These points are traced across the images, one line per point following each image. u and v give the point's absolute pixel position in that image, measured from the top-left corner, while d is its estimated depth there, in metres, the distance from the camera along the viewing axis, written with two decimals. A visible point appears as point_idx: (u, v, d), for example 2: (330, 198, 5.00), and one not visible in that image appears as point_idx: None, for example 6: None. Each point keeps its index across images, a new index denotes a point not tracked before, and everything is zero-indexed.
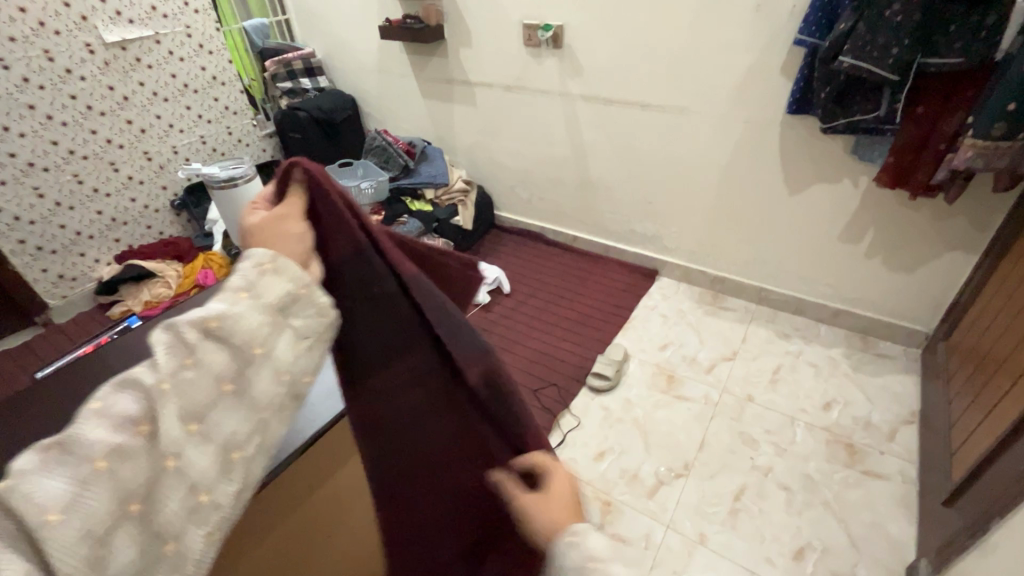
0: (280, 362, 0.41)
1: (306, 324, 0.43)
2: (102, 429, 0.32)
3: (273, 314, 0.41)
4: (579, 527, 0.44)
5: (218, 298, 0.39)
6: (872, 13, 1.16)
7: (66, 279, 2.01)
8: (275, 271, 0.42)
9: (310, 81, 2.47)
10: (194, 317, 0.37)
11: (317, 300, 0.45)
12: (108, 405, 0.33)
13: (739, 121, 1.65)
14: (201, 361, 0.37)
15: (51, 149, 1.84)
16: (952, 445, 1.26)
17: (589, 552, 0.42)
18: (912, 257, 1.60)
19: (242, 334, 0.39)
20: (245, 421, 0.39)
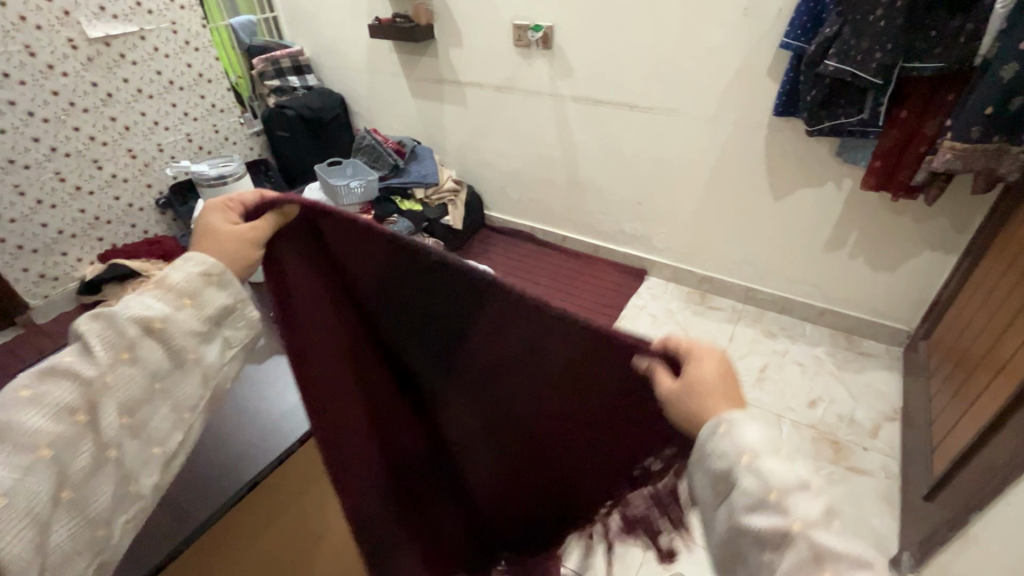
0: (207, 367, 0.51)
1: (234, 336, 0.54)
2: (43, 421, 0.42)
3: (204, 325, 0.51)
4: (732, 418, 0.43)
5: (160, 302, 0.48)
6: (856, 18, 1.18)
7: (47, 279, 1.97)
8: (219, 284, 0.52)
9: (298, 79, 2.46)
10: (139, 321, 0.47)
11: (248, 314, 0.55)
12: (43, 391, 0.43)
13: (727, 123, 1.67)
14: (137, 359, 0.46)
15: (32, 145, 1.80)
16: (932, 441, 1.29)
17: (739, 445, 0.42)
18: (892, 257, 1.63)
19: (179, 340, 0.49)
20: (168, 418, 0.49)
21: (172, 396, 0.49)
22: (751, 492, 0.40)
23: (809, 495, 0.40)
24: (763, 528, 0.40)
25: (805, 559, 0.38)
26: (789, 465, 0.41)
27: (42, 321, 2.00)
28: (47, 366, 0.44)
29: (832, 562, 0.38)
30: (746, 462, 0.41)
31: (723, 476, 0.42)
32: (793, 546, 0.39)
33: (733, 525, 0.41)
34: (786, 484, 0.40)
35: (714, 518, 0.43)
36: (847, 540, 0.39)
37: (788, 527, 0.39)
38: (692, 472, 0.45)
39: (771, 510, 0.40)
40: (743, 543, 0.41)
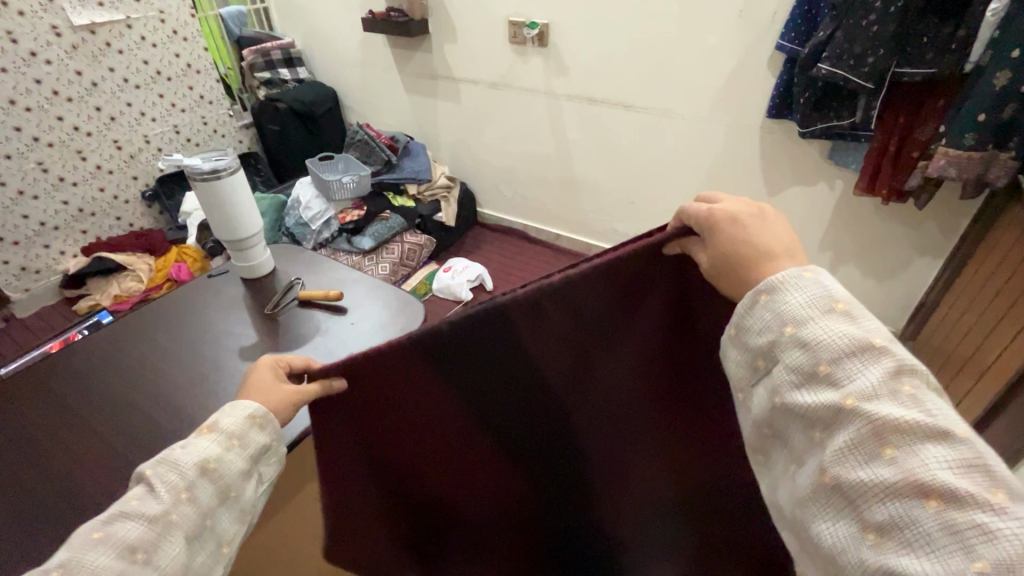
0: (247, 503, 0.49)
1: (268, 471, 0.52)
2: (107, 556, 0.40)
3: (248, 463, 0.49)
4: (774, 281, 0.47)
5: (213, 441, 0.48)
6: (849, 23, 1.19)
7: (29, 271, 1.93)
8: (262, 423, 0.51)
9: (289, 71, 2.42)
10: (197, 459, 0.46)
11: (282, 450, 0.53)
12: (110, 533, 0.41)
13: (720, 125, 1.69)
14: (194, 498, 0.44)
15: (14, 135, 1.76)
16: None
17: (781, 317, 0.45)
18: (880, 259, 1.66)
19: (228, 479, 0.47)
20: (212, 553, 0.45)
21: (219, 534, 0.46)
22: (798, 368, 0.43)
23: (872, 362, 0.41)
24: (812, 403, 0.42)
25: (864, 435, 0.38)
26: (850, 329, 0.42)
27: (23, 315, 1.96)
28: (109, 511, 0.42)
29: (898, 437, 0.37)
30: (789, 334, 0.44)
31: (765, 352, 0.46)
32: (850, 422, 0.39)
33: (778, 406, 0.45)
34: (838, 355, 0.41)
35: (757, 400, 0.47)
36: (925, 412, 0.38)
37: (840, 403, 0.40)
38: (730, 351, 0.50)
39: (823, 384, 0.42)
40: (789, 426, 0.44)
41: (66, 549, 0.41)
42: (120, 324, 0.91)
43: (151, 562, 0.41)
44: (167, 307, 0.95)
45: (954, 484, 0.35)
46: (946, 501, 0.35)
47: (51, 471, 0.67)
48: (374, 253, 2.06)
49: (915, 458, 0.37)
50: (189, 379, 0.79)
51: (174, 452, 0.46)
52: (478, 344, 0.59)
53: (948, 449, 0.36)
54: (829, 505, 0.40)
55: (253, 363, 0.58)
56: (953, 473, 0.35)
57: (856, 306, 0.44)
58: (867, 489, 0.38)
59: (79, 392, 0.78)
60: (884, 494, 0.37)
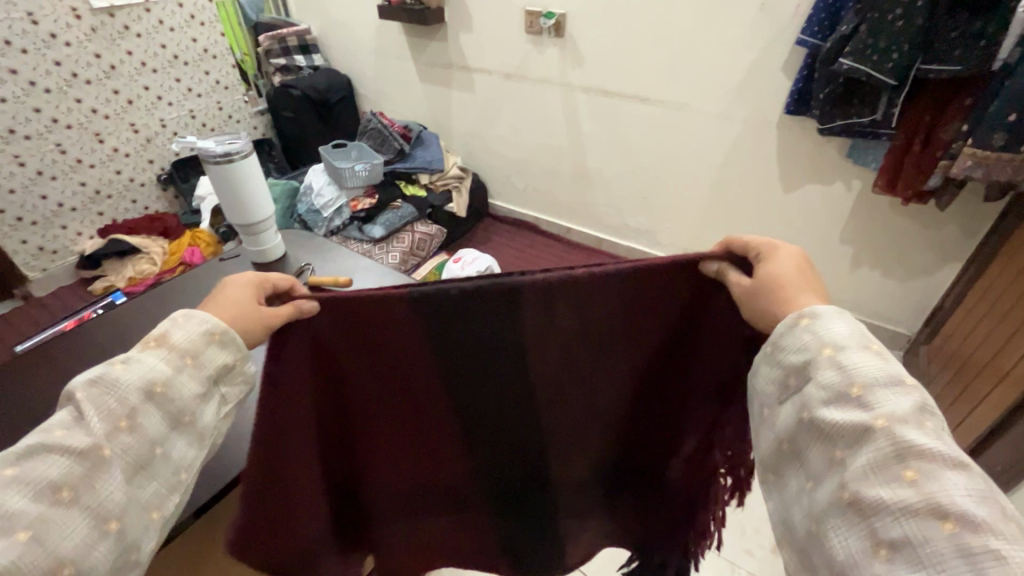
0: (204, 429, 0.48)
1: (231, 392, 0.51)
2: (22, 498, 0.37)
3: (206, 385, 0.48)
4: (818, 309, 0.47)
5: (164, 361, 0.46)
6: (874, 17, 1.16)
7: (46, 251, 1.96)
8: (221, 342, 0.49)
9: (304, 58, 2.41)
10: (142, 382, 0.44)
11: (247, 371, 0.52)
12: (26, 469, 0.38)
13: (737, 121, 1.66)
14: (136, 427, 0.43)
15: (34, 116, 1.78)
16: None
17: (821, 338, 0.45)
18: (902, 263, 1.63)
19: (179, 402, 0.46)
20: (166, 482, 0.45)
21: (173, 462, 0.45)
22: (830, 387, 0.42)
23: (901, 394, 0.40)
24: (838, 422, 0.41)
25: (887, 455, 0.38)
26: (881, 363, 0.42)
27: (41, 294, 1.99)
28: (28, 442, 0.39)
29: (921, 462, 0.37)
30: (828, 354, 0.43)
31: (797, 370, 0.46)
32: (873, 441, 0.39)
33: (805, 421, 0.44)
34: (872, 382, 0.41)
35: (782, 416, 0.46)
36: (944, 443, 0.38)
37: (870, 422, 0.39)
38: (760, 364, 0.50)
39: (853, 406, 0.41)
40: (812, 443, 0.43)
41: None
42: (131, 304, 0.92)
43: (81, 501, 0.39)
44: (179, 290, 0.96)
45: (971, 511, 0.34)
46: (961, 523, 0.34)
47: None
48: (384, 242, 2.07)
49: (935, 483, 0.36)
50: None
51: (114, 370, 0.44)
52: (469, 313, 0.60)
53: (965, 478, 0.36)
54: (841, 520, 0.39)
55: (229, 277, 0.55)
56: (970, 500, 0.35)
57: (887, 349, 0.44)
58: (884, 507, 0.37)
59: (88, 365, 0.80)
60: (900, 513, 0.36)
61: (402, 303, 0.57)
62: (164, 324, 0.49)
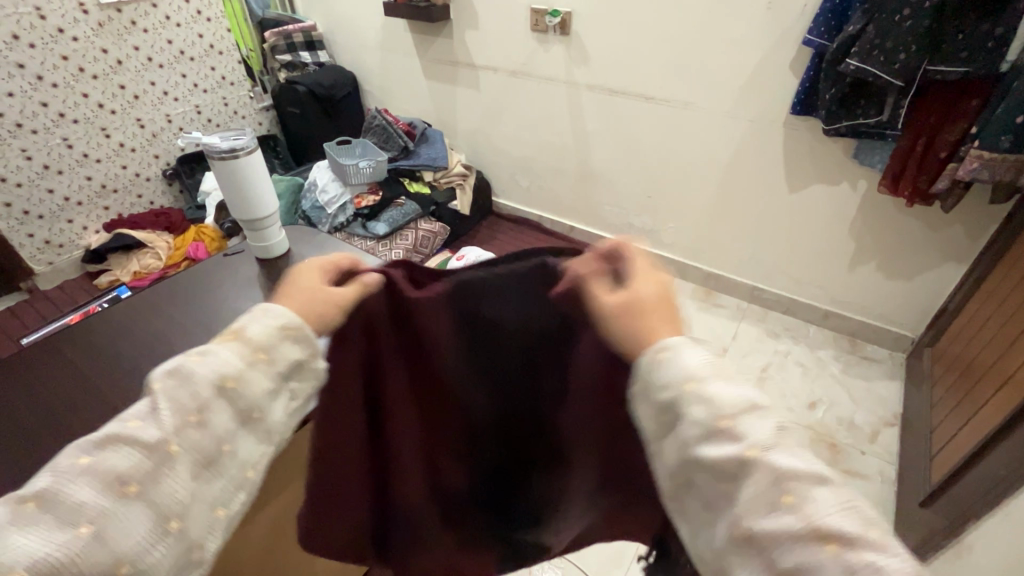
0: (272, 426, 0.43)
1: (300, 390, 0.45)
2: (89, 490, 0.34)
3: (277, 382, 0.43)
4: (671, 340, 0.41)
5: (235, 354, 0.41)
6: (882, 17, 1.16)
7: (52, 245, 1.97)
8: (295, 337, 0.43)
9: (310, 54, 2.41)
10: (211, 375, 0.39)
11: (317, 367, 0.46)
12: (100, 460, 0.35)
13: (743, 120, 1.65)
14: (205, 423, 0.39)
15: (41, 110, 1.79)
16: (932, 449, 1.29)
17: (682, 372, 0.39)
18: (906, 266, 1.62)
19: (248, 399, 0.41)
20: (233, 479, 0.41)
21: (238, 461, 0.41)
22: (697, 421, 0.37)
23: (761, 416, 0.37)
24: (713, 459, 0.36)
25: (765, 483, 0.34)
26: (736, 388, 0.38)
27: (46, 288, 2.00)
28: (105, 431, 0.36)
29: (796, 484, 0.33)
30: (691, 388, 0.38)
31: (667, 408, 0.39)
32: (751, 474, 0.34)
33: (684, 460, 0.38)
34: (734, 408, 0.37)
35: (664, 453, 0.40)
36: (806, 459, 0.35)
37: (741, 453, 0.35)
38: (636, 405, 0.43)
39: (721, 437, 0.36)
40: (698, 480, 0.37)
41: (52, 471, 0.35)
42: (135, 299, 0.92)
43: (147, 496, 0.36)
44: (182, 284, 0.96)
45: (846, 527, 0.31)
46: (843, 543, 0.31)
47: (62, 435, 0.69)
48: (388, 239, 2.08)
49: (811, 504, 0.32)
50: None
51: (190, 362, 0.40)
52: (504, 301, 0.56)
53: (832, 493, 0.33)
54: (742, 560, 0.34)
55: (299, 262, 0.50)
56: (841, 517, 0.32)
57: (733, 367, 0.40)
58: (778, 540, 0.32)
59: (92, 358, 0.80)
60: (788, 544, 0.32)
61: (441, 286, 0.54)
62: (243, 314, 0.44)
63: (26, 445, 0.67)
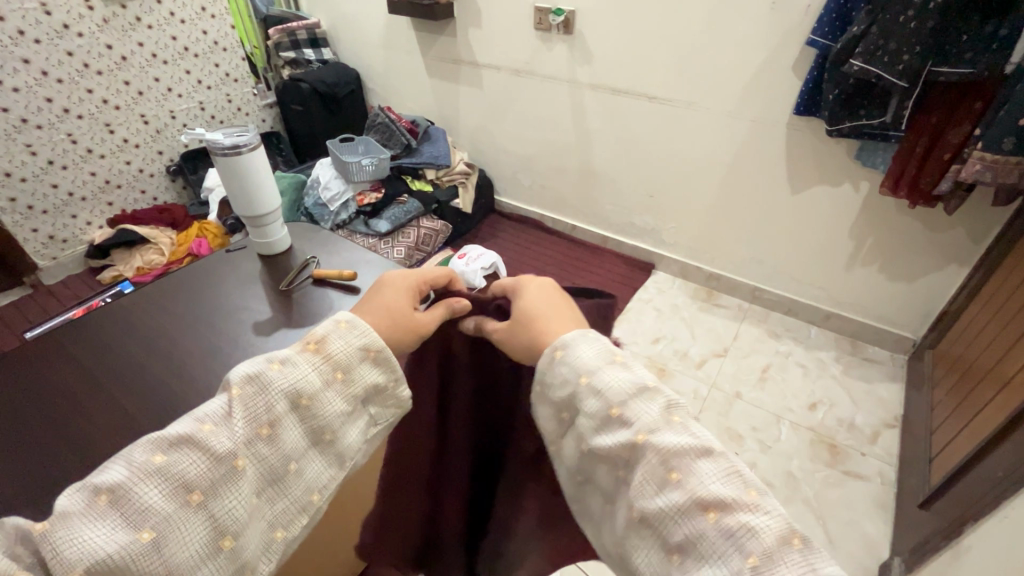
0: (343, 450, 0.47)
1: (380, 415, 0.51)
2: (158, 493, 0.37)
3: (349, 403, 0.47)
4: (568, 339, 0.48)
5: (318, 374, 0.46)
6: (885, 18, 1.15)
7: (56, 240, 1.98)
8: (375, 360, 0.49)
9: (313, 52, 2.41)
10: (290, 392, 0.44)
11: (399, 393, 0.52)
12: (172, 462, 0.38)
13: (746, 121, 1.65)
14: (275, 439, 0.43)
15: (45, 106, 1.80)
16: (932, 450, 1.29)
17: (576, 369, 0.45)
18: (908, 268, 1.62)
19: (321, 420, 0.45)
20: (297, 498, 0.44)
21: (303, 480, 0.45)
22: (594, 413, 0.43)
23: (648, 400, 0.42)
24: (609, 445, 0.42)
25: (654, 466, 0.39)
26: (629, 374, 0.44)
27: (50, 282, 2.01)
28: (180, 430, 0.40)
29: (680, 462, 0.38)
30: (584, 383, 0.44)
31: (566, 404, 0.46)
32: (642, 457, 0.40)
33: (585, 452, 0.44)
34: (624, 397, 0.42)
35: (566, 448, 0.47)
36: (691, 434, 0.40)
37: (633, 438, 0.40)
38: (538, 406, 0.50)
39: (615, 425, 0.42)
40: (598, 468, 0.44)
41: (126, 464, 0.38)
42: (139, 295, 0.92)
43: (208, 507, 0.39)
44: (184, 280, 0.96)
45: (724, 495, 0.36)
46: (722, 512, 0.36)
47: (67, 429, 0.69)
48: (390, 236, 2.08)
49: (694, 479, 0.37)
50: (210, 349, 0.82)
51: (271, 370, 0.44)
52: None
53: (713, 463, 0.38)
54: (640, 539, 0.39)
55: (389, 273, 0.58)
56: (720, 484, 0.37)
57: (629, 356, 0.47)
58: (665, 515, 0.37)
59: (95, 354, 0.81)
60: (676, 518, 0.37)
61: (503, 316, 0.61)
62: (327, 326, 0.49)
63: (31, 438, 0.68)
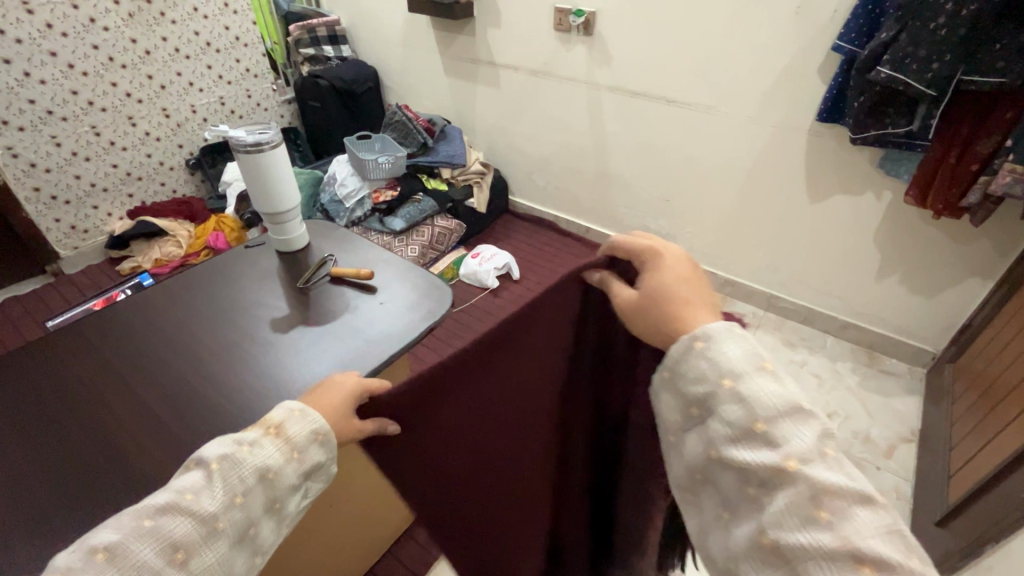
0: (287, 516, 0.48)
1: (314, 487, 0.51)
2: (149, 552, 0.40)
3: (300, 478, 0.48)
4: (711, 330, 0.47)
5: (277, 449, 0.47)
6: (916, 24, 1.13)
7: (78, 230, 2.01)
8: (322, 442, 0.49)
9: (333, 49, 2.43)
10: (258, 465, 0.45)
11: (332, 470, 0.51)
12: (158, 525, 0.41)
13: (767, 127, 1.63)
14: (247, 504, 0.45)
15: (70, 98, 1.83)
16: (951, 467, 1.26)
17: (719, 368, 0.45)
18: (931, 281, 1.59)
19: (281, 489, 0.47)
20: (247, 563, 0.45)
21: (258, 545, 0.46)
22: (734, 423, 0.43)
23: (801, 424, 0.42)
24: (753, 464, 0.42)
25: (802, 499, 0.39)
26: (783, 390, 0.43)
27: (71, 272, 2.05)
28: (163, 499, 0.42)
29: (832, 503, 0.39)
30: (727, 387, 0.44)
31: (700, 401, 0.46)
32: (791, 484, 0.40)
33: (713, 457, 0.45)
34: (773, 415, 0.42)
35: (689, 446, 0.48)
36: (848, 476, 0.40)
37: (781, 464, 0.40)
38: (662, 392, 0.50)
39: (759, 442, 0.42)
40: (724, 476, 0.45)
41: (116, 528, 0.41)
42: (162, 289, 0.93)
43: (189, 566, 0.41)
44: (202, 276, 0.97)
45: (887, 554, 0.37)
46: (878, 568, 0.37)
47: (87, 421, 0.70)
48: (404, 234, 2.08)
49: (849, 526, 0.38)
50: (229, 343, 0.83)
51: (240, 452, 0.46)
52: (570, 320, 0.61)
53: (872, 515, 0.39)
54: (766, 564, 0.41)
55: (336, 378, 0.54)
56: (879, 540, 0.37)
57: (780, 365, 0.45)
58: (809, 553, 0.38)
59: (113, 347, 0.82)
60: (824, 560, 0.38)
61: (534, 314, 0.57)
62: (283, 411, 0.49)
63: (57, 427, 0.69)
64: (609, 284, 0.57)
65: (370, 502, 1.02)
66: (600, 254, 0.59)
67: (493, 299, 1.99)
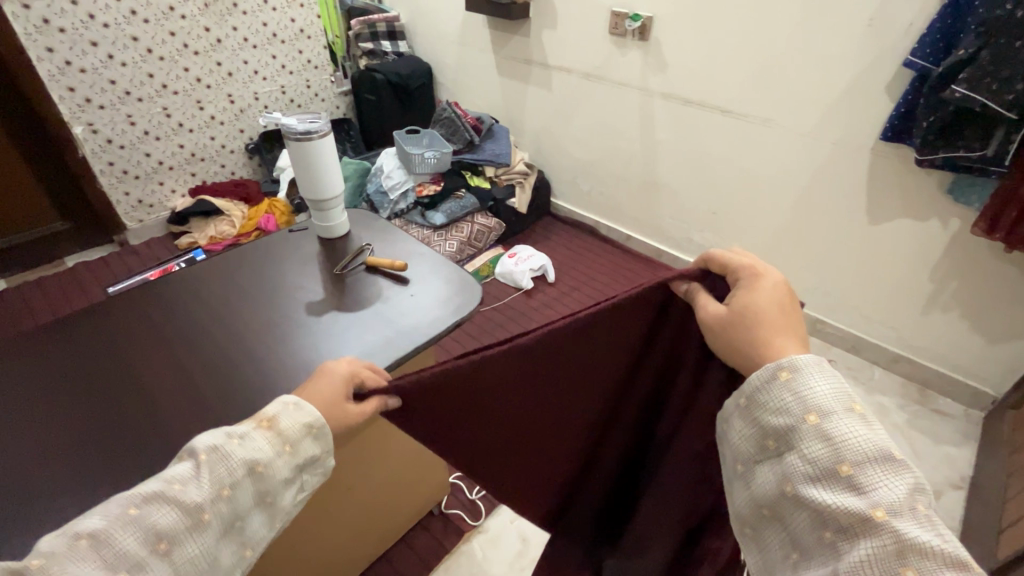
0: (279, 510, 0.52)
1: (310, 481, 0.55)
2: (135, 540, 0.43)
3: (293, 472, 0.52)
4: (798, 361, 0.46)
5: (269, 445, 0.50)
6: (1000, 42, 1.06)
7: (144, 205, 2.15)
8: (316, 436, 0.53)
9: (390, 44, 2.48)
10: (248, 460, 0.49)
11: (327, 462, 0.56)
12: (146, 513, 0.44)
13: (827, 143, 1.56)
14: (234, 497, 0.48)
15: (146, 80, 1.95)
16: (1003, 520, 1.17)
17: (805, 402, 0.44)
18: (998, 319, 1.48)
19: (268, 484, 0.50)
20: (235, 554, 0.49)
21: (247, 536, 0.50)
22: (817, 460, 0.42)
23: (893, 474, 0.40)
24: (833, 506, 0.40)
25: (886, 551, 0.37)
26: (874, 436, 0.41)
27: (135, 243, 2.18)
28: (152, 488, 0.45)
29: (919, 561, 0.36)
30: (812, 423, 0.43)
31: (778, 432, 0.45)
32: (874, 534, 0.38)
33: (788, 494, 0.44)
34: (861, 458, 0.41)
35: (761, 478, 0.46)
36: (941, 536, 0.37)
37: (867, 512, 0.38)
38: (733, 419, 0.50)
39: (843, 485, 0.41)
40: (797, 516, 0.43)
41: (103, 515, 0.43)
42: (211, 264, 0.99)
43: (171, 556, 0.44)
44: (250, 254, 1.02)
45: None
46: None
47: (132, 385, 0.74)
48: (444, 229, 2.11)
49: None
50: (272, 321, 0.86)
51: (229, 444, 0.49)
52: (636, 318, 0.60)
53: None
54: None
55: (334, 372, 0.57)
56: None
57: (871, 411, 0.44)
58: None
59: (162, 315, 0.87)
60: None
61: (606, 311, 0.57)
62: (277, 406, 0.53)
63: (105, 386, 0.74)
64: (695, 296, 0.56)
65: (387, 491, 1.05)
66: (694, 265, 0.58)
67: (527, 300, 1.99)
